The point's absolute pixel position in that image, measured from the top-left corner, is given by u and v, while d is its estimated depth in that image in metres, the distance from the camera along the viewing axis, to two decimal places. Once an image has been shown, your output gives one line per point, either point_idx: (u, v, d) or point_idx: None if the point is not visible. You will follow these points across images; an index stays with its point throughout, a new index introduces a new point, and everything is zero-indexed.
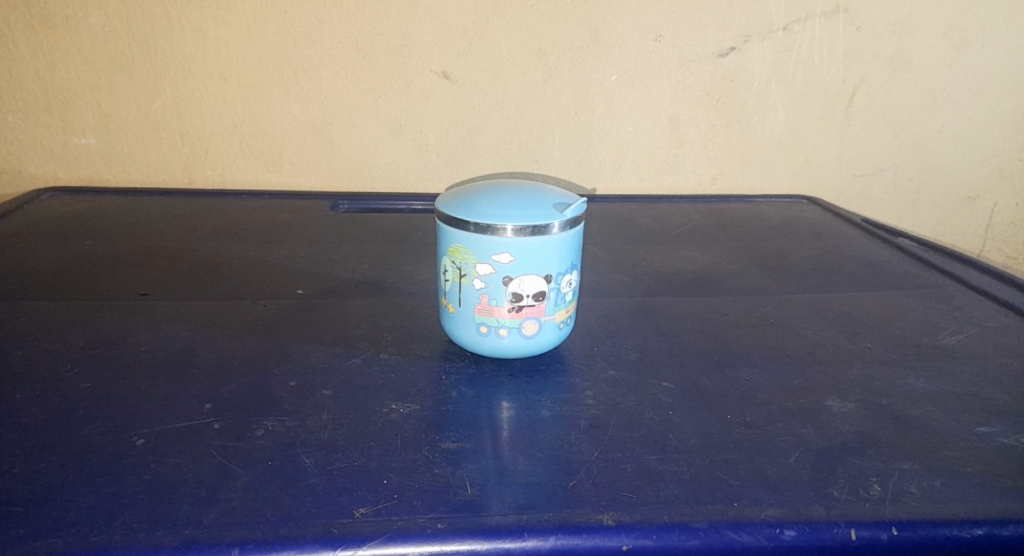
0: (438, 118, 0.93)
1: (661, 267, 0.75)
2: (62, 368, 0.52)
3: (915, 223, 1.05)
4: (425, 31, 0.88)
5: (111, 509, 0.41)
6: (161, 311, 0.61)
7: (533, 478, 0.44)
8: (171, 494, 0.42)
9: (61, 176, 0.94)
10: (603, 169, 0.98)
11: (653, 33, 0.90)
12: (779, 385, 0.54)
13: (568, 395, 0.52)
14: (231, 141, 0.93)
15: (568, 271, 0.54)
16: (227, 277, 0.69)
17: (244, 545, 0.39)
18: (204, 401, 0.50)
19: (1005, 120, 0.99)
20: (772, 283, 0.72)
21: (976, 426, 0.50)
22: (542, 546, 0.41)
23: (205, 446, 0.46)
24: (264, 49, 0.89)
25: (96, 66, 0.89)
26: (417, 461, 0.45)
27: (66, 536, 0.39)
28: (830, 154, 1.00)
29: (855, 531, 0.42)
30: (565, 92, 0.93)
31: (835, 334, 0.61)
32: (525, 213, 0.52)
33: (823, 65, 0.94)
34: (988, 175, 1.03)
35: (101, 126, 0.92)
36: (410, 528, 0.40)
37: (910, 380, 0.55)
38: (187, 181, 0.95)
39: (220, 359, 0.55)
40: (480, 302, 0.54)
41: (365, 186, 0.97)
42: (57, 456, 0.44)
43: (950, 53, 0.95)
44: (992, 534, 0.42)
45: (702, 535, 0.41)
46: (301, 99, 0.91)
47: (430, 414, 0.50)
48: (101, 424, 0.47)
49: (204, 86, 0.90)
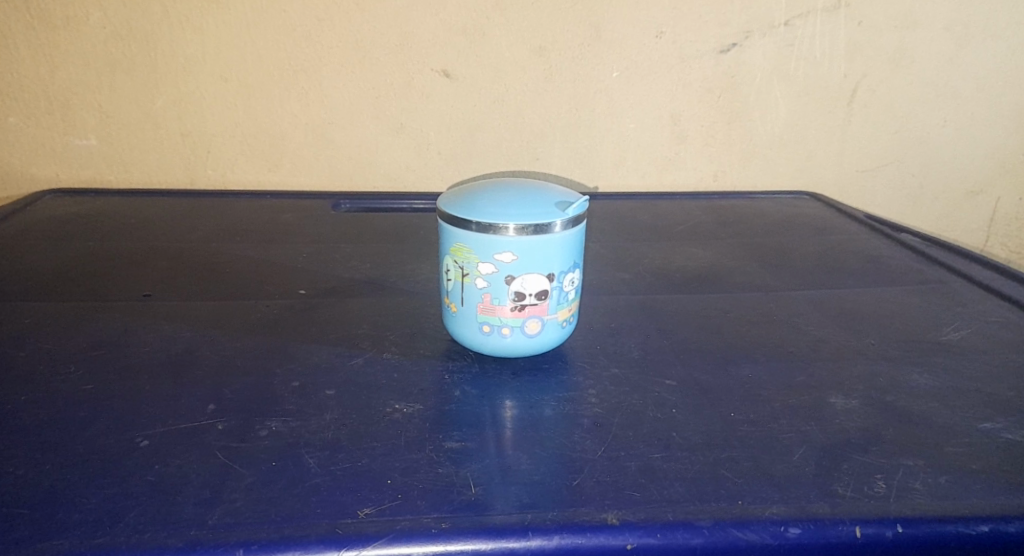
0: (439, 116, 0.93)
1: (663, 264, 0.75)
2: (66, 370, 0.53)
3: (917, 218, 1.05)
4: (426, 29, 0.88)
5: (116, 510, 0.41)
6: (163, 312, 0.61)
7: (537, 477, 0.44)
8: (176, 495, 0.42)
9: (62, 177, 0.94)
10: (604, 166, 0.98)
11: (654, 30, 0.90)
12: (782, 382, 0.54)
13: (571, 394, 0.52)
14: (232, 141, 0.93)
15: (570, 270, 0.54)
16: (230, 277, 0.69)
17: (248, 546, 0.39)
18: (207, 401, 0.50)
19: (1008, 114, 0.99)
20: (775, 280, 0.72)
21: (980, 422, 0.49)
22: (545, 545, 0.41)
23: (209, 447, 0.46)
24: (264, 48, 0.88)
25: (96, 66, 0.89)
26: (421, 460, 0.45)
27: (71, 537, 0.39)
28: (832, 150, 1.00)
29: (859, 528, 0.41)
30: (566, 90, 0.92)
31: (838, 331, 0.61)
32: (527, 212, 0.52)
33: (824, 60, 0.94)
34: (991, 170, 1.02)
35: (102, 127, 0.92)
36: (414, 528, 0.40)
37: (914, 377, 0.55)
38: (188, 181, 0.95)
39: (223, 359, 0.55)
40: (482, 301, 0.54)
41: (366, 185, 0.97)
42: (61, 458, 0.44)
43: (951, 47, 0.95)
44: (996, 530, 0.42)
45: (706, 533, 0.41)
46: (301, 98, 0.91)
47: (433, 413, 0.50)
48: (105, 425, 0.47)
49: (204, 85, 0.90)
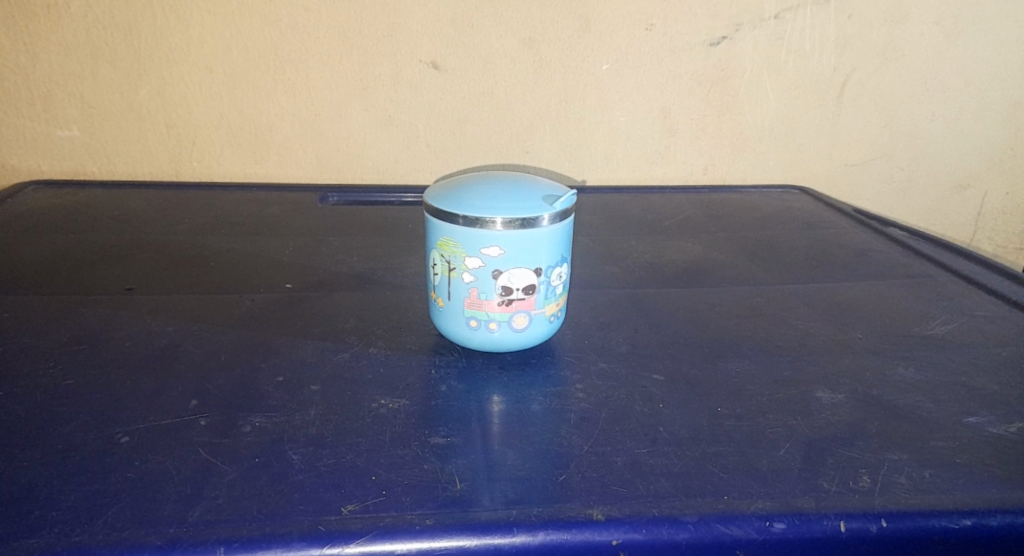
0: (429, 108, 0.92)
1: (652, 258, 0.75)
2: (47, 365, 0.52)
3: (905, 212, 1.05)
4: (413, 20, 0.87)
5: (94, 508, 0.40)
6: (148, 306, 0.61)
7: (524, 473, 0.44)
8: (156, 491, 0.42)
9: (45, 169, 0.93)
10: (594, 160, 0.97)
11: (645, 22, 0.90)
12: (769, 376, 0.54)
13: (559, 388, 0.52)
14: (218, 133, 0.92)
15: (558, 264, 0.54)
16: (215, 271, 0.68)
17: (229, 544, 0.39)
18: (191, 396, 0.49)
19: (996, 108, 0.99)
20: (764, 274, 0.72)
21: (965, 416, 0.50)
22: (530, 541, 0.40)
23: (191, 443, 0.45)
24: (250, 38, 0.87)
25: (79, 56, 0.88)
26: (406, 456, 0.45)
27: (47, 536, 0.39)
28: (822, 143, 1.00)
29: (844, 523, 0.41)
30: (557, 81, 0.92)
31: (825, 325, 0.61)
32: (514, 205, 0.51)
33: (814, 53, 0.94)
34: (979, 163, 1.02)
35: (85, 118, 0.91)
36: (399, 525, 0.40)
37: (901, 370, 0.55)
38: (173, 173, 0.94)
39: (206, 354, 0.54)
40: (469, 296, 0.53)
41: (354, 176, 0.96)
42: (39, 455, 0.44)
43: (941, 40, 0.95)
44: (980, 524, 0.42)
45: (691, 528, 0.41)
46: (289, 89, 0.90)
47: (418, 409, 0.49)
48: (85, 421, 0.47)
49: (189, 76, 0.89)
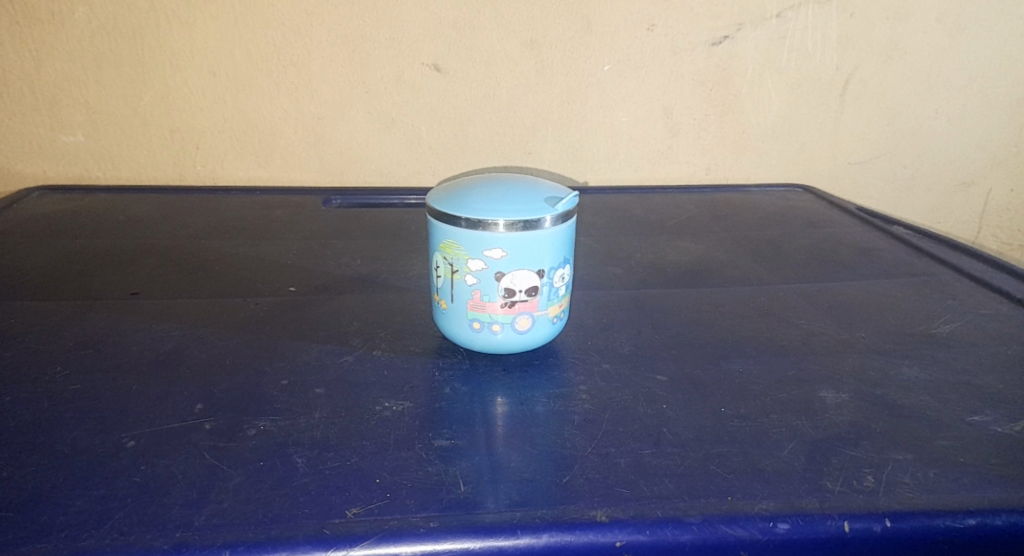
0: (430, 110, 0.92)
1: (655, 259, 0.75)
2: (52, 370, 0.52)
3: (909, 209, 1.05)
4: (415, 23, 0.88)
5: (102, 513, 0.41)
6: (152, 311, 0.61)
7: (528, 475, 0.44)
8: (161, 496, 0.42)
9: (50, 174, 0.93)
10: (596, 161, 0.97)
11: (646, 22, 0.90)
12: (773, 376, 0.54)
13: (563, 390, 0.52)
14: (222, 136, 0.93)
15: (561, 266, 0.54)
16: (218, 275, 0.68)
17: (235, 547, 0.39)
18: (196, 401, 0.50)
19: (999, 104, 0.99)
20: (768, 274, 0.71)
21: (969, 415, 0.50)
22: (534, 543, 0.41)
23: (197, 447, 0.45)
24: (252, 43, 0.88)
25: (83, 62, 0.88)
26: (410, 459, 0.45)
27: (55, 540, 0.39)
28: (824, 141, 1.00)
29: (848, 523, 0.41)
30: (559, 82, 0.92)
31: (829, 324, 0.61)
32: (517, 207, 0.51)
33: (816, 52, 0.94)
34: (984, 160, 1.02)
35: (90, 123, 0.91)
36: (404, 527, 0.40)
37: (905, 370, 0.55)
38: (177, 178, 0.95)
39: (211, 358, 0.54)
40: (472, 299, 0.53)
41: (357, 179, 0.96)
42: (46, 460, 0.44)
43: (943, 38, 0.95)
44: (984, 524, 0.42)
45: (695, 529, 0.41)
46: (292, 92, 0.91)
47: (423, 411, 0.50)
48: (91, 426, 0.47)
49: (192, 80, 0.89)
